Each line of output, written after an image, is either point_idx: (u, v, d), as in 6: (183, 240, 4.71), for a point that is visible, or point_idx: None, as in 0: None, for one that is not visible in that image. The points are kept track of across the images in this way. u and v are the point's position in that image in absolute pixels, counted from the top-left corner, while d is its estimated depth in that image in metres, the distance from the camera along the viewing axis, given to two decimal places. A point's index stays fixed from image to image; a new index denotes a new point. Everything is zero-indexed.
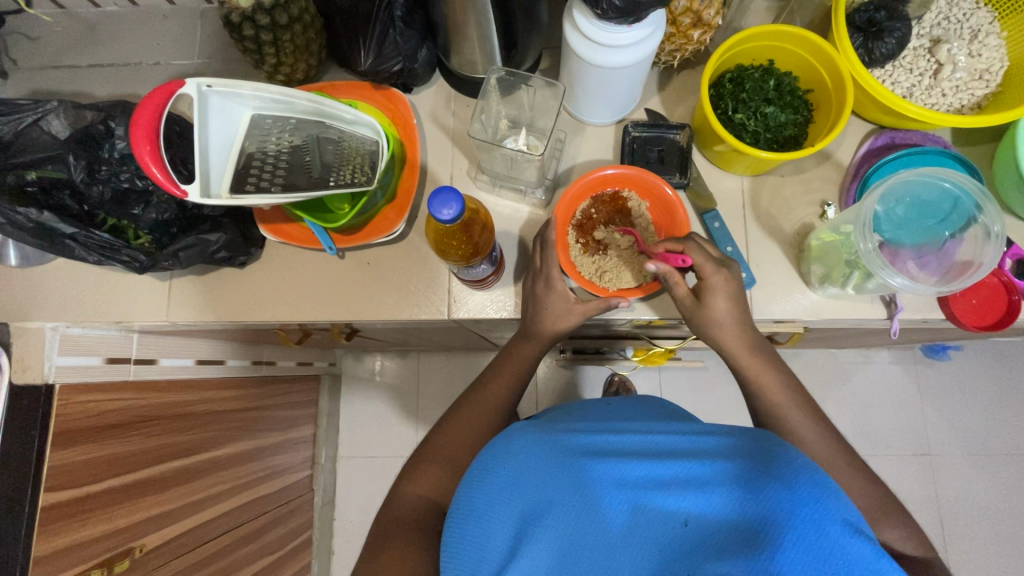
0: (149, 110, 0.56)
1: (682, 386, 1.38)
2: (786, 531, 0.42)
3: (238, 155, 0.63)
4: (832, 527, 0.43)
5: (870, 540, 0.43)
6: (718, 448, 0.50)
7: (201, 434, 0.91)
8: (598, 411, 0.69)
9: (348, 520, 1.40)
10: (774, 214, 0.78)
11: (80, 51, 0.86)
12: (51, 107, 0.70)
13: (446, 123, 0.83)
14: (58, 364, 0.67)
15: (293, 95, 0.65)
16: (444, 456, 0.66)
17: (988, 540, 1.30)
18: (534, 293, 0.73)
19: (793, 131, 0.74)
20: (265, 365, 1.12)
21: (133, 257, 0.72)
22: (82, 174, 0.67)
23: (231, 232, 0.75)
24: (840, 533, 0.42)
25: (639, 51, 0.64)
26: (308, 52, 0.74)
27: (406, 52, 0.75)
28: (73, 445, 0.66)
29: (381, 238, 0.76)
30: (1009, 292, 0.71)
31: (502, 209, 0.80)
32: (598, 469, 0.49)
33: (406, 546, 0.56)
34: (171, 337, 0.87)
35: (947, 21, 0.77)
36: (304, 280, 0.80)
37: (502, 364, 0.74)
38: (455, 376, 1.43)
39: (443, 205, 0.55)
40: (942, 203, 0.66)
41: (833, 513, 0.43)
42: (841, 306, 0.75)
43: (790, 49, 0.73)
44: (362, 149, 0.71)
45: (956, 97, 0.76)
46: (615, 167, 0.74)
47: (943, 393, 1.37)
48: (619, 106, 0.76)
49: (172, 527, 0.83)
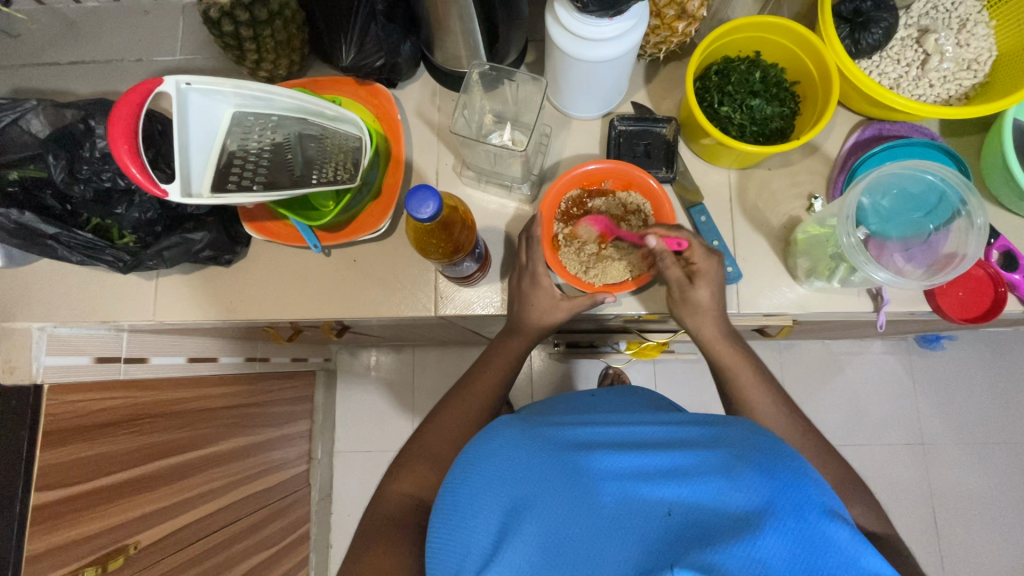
0: (126, 109, 0.55)
1: (677, 378, 1.38)
2: (769, 518, 0.41)
3: (220, 153, 0.62)
4: (812, 513, 0.42)
5: (849, 527, 0.43)
6: (703, 439, 0.50)
7: (195, 432, 0.91)
8: (585, 403, 0.69)
9: (346, 513, 1.41)
10: (761, 207, 0.77)
11: (61, 48, 0.85)
12: (30, 106, 0.69)
13: (432, 118, 0.82)
14: (45, 364, 0.67)
15: (273, 92, 0.64)
16: (431, 453, 0.66)
17: (981, 528, 1.31)
18: (519, 289, 0.73)
19: (779, 124, 0.74)
20: (258, 361, 1.12)
21: (117, 257, 0.72)
22: (63, 175, 0.67)
23: (216, 232, 0.74)
24: (819, 518, 0.42)
25: (622, 44, 0.63)
26: (290, 47, 0.74)
27: (388, 47, 0.75)
28: (64, 445, 0.66)
29: (367, 235, 0.76)
30: (995, 283, 0.71)
31: (489, 205, 0.80)
32: (583, 461, 0.49)
33: (390, 545, 0.56)
34: (161, 335, 0.87)
35: (935, 11, 0.77)
36: (291, 278, 0.80)
37: (489, 360, 0.74)
38: (449, 370, 1.43)
39: (422, 204, 0.55)
40: (927, 195, 0.66)
41: (813, 500, 0.43)
42: (828, 298, 0.75)
43: (776, 40, 0.73)
44: (346, 147, 0.71)
45: (944, 88, 0.76)
46: (597, 162, 0.73)
47: (937, 382, 1.37)
48: (605, 100, 0.76)
49: (166, 524, 0.83)
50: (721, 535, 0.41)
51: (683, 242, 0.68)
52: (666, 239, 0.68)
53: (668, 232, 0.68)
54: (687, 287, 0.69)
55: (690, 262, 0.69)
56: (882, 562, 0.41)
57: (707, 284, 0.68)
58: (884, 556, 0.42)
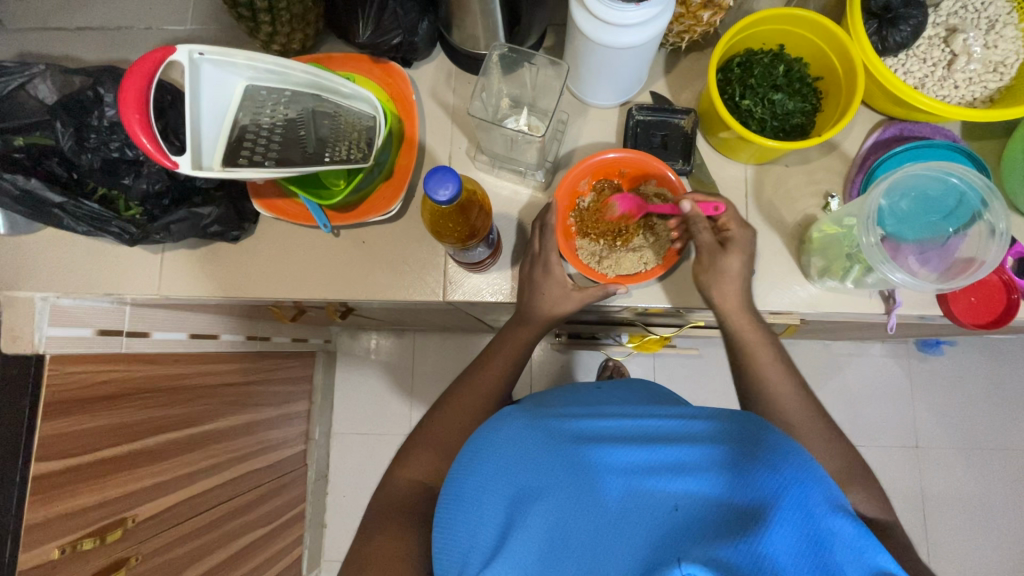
0: (137, 77, 0.54)
1: (677, 374, 1.38)
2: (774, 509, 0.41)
3: (231, 126, 0.61)
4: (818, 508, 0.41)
5: (855, 522, 0.42)
6: (709, 433, 0.50)
7: (194, 408, 0.90)
8: (590, 395, 0.68)
9: (341, 493, 1.41)
10: (777, 204, 0.76)
11: (69, 12, 0.84)
12: (37, 70, 0.67)
13: (446, 100, 0.81)
14: (49, 334, 0.67)
15: (288, 66, 0.63)
16: (438, 440, 0.65)
17: (970, 532, 1.32)
18: (531, 277, 0.72)
19: (800, 120, 0.73)
20: (260, 340, 1.12)
21: (124, 230, 0.70)
22: (70, 142, 0.66)
23: (225, 207, 0.73)
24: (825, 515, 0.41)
25: (646, 31, 0.62)
26: (305, 21, 0.72)
27: (406, 25, 0.73)
28: (66, 416, 0.66)
29: (377, 216, 0.75)
30: (1008, 289, 0.71)
31: (501, 191, 0.79)
32: (587, 453, 0.48)
33: (397, 527, 0.56)
34: (164, 310, 0.86)
35: (965, 10, 0.75)
36: (299, 257, 0.79)
37: (496, 348, 0.73)
38: (449, 357, 1.43)
39: (440, 185, 0.54)
40: (946, 198, 0.65)
41: (819, 494, 0.42)
42: (840, 299, 0.74)
43: (802, 34, 0.72)
44: (359, 124, 0.69)
45: (968, 90, 0.75)
46: (616, 151, 0.72)
47: (934, 387, 1.37)
48: (624, 88, 0.75)
49: (163, 499, 0.83)
50: (727, 529, 0.40)
51: (720, 206, 0.68)
52: (702, 204, 0.68)
53: (704, 196, 0.68)
54: (726, 259, 0.68)
55: (723, 228, 0.70)
56: (886, 558, 0.40)
57: (728, 261, 0.68)
58: (891, 557, 0.41)
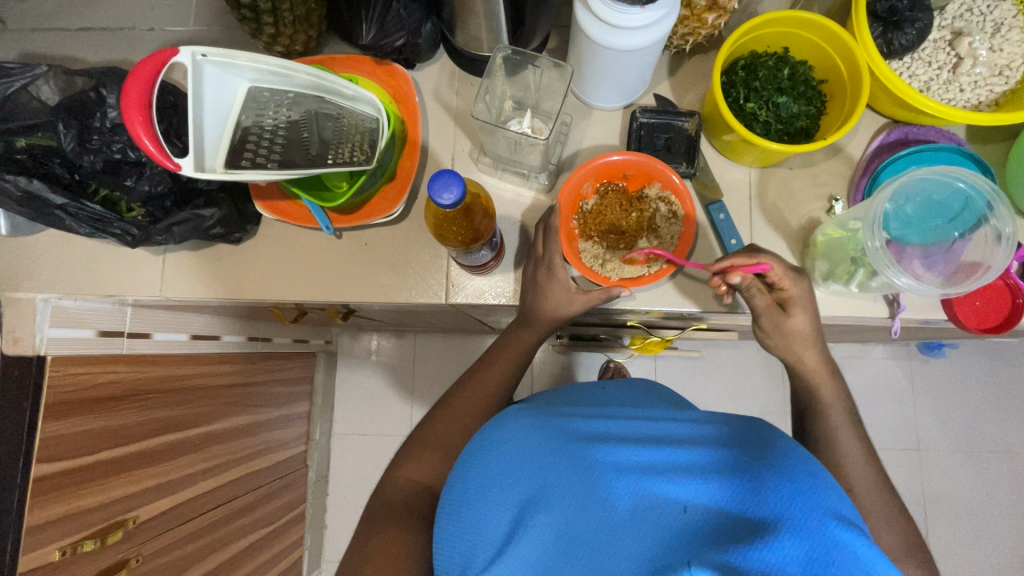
0: (141, 78, 0.54)
1: (679, 376, 1.38)
2: (784, 515, 0.40)
3: (234, 128, 0.61)
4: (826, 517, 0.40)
5: (865, 532, 0.41)
6: (718, 438, 0.50)
7: (195, 409, 0.90)
8: (593, 395, 0.68)
9: (342, 495, 1.41)
10: (780, 207, 0.76)
11: (71, 12, 0.83)
12: (40, 71, 0.67)
13: (449, 102, 0.81)
14: (50, 335, 0.66)
15: (291, 68, 0.63)
16: (440, 443, 0.64)
17: (972, 536, 1.32)
18: (534, 280, 0.72)
19: (804, 123, 0.73)
20: (261, 341, 1.12)
21: (126, 231, 0.70)
22: (73, 144, 0.66)
23: (227, 208, 0.73)
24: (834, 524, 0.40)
25: (651, 33, 0.61)
26: (308, 23, 0.72)
27: (410, 27, 0.72)
28: (67, 417, 0.65)
29: (379, 220, 0.75)
30: (1013, 294, 0.71)
31: (504, 193, 0.79)
32: (595, 454, 0.48)
33: (399, 530, 0.56)
34: (165, 311, 0.86)
35: (970, 13, 0.75)
36: (301, 259, 0.79)
37: (499, 350, 0.73)
38: (451, 358, 1.43)
39: (444, 189, 0.54)
40: (952, 202, 0.65)
41: (830, 503, 0.42)
42: (844, 303, 0.74)
43: (807, 37, 0.71)
44: (362, 126, 0.69)
45: (973, 93, 0.75)
46: (620, 153, 0.71)
47: (937, 390, 1.37)
48: (628, 91, 0.74)
49: (164, 500, 0.83)
50: (737, 533, 0.40)
51: (767, 266, 0.64)
52: (748, 269, 0.64)
53: (748, 260, 0.64)
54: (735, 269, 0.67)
55: (778, 286, 0.67)
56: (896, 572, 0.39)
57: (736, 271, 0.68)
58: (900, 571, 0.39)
